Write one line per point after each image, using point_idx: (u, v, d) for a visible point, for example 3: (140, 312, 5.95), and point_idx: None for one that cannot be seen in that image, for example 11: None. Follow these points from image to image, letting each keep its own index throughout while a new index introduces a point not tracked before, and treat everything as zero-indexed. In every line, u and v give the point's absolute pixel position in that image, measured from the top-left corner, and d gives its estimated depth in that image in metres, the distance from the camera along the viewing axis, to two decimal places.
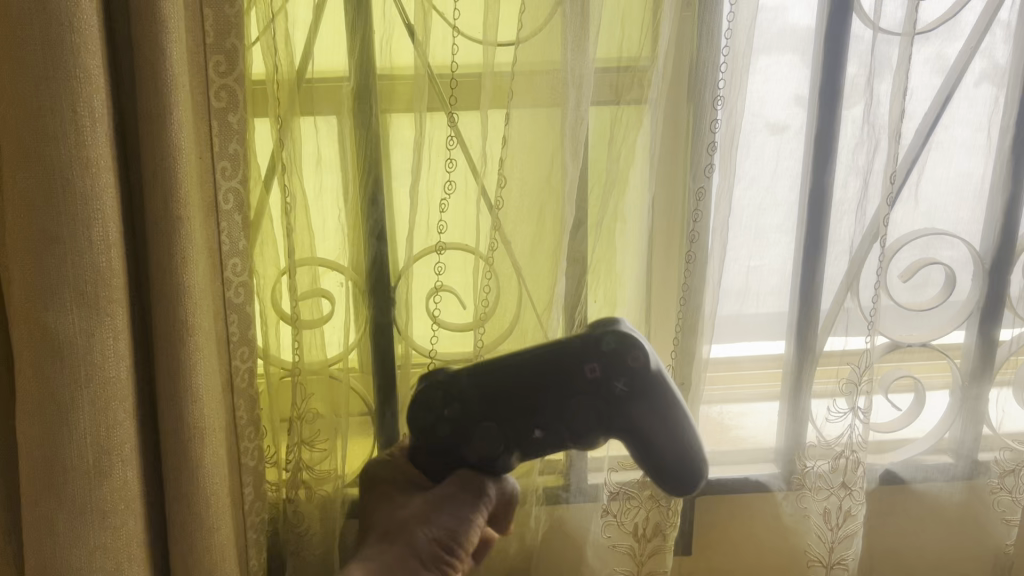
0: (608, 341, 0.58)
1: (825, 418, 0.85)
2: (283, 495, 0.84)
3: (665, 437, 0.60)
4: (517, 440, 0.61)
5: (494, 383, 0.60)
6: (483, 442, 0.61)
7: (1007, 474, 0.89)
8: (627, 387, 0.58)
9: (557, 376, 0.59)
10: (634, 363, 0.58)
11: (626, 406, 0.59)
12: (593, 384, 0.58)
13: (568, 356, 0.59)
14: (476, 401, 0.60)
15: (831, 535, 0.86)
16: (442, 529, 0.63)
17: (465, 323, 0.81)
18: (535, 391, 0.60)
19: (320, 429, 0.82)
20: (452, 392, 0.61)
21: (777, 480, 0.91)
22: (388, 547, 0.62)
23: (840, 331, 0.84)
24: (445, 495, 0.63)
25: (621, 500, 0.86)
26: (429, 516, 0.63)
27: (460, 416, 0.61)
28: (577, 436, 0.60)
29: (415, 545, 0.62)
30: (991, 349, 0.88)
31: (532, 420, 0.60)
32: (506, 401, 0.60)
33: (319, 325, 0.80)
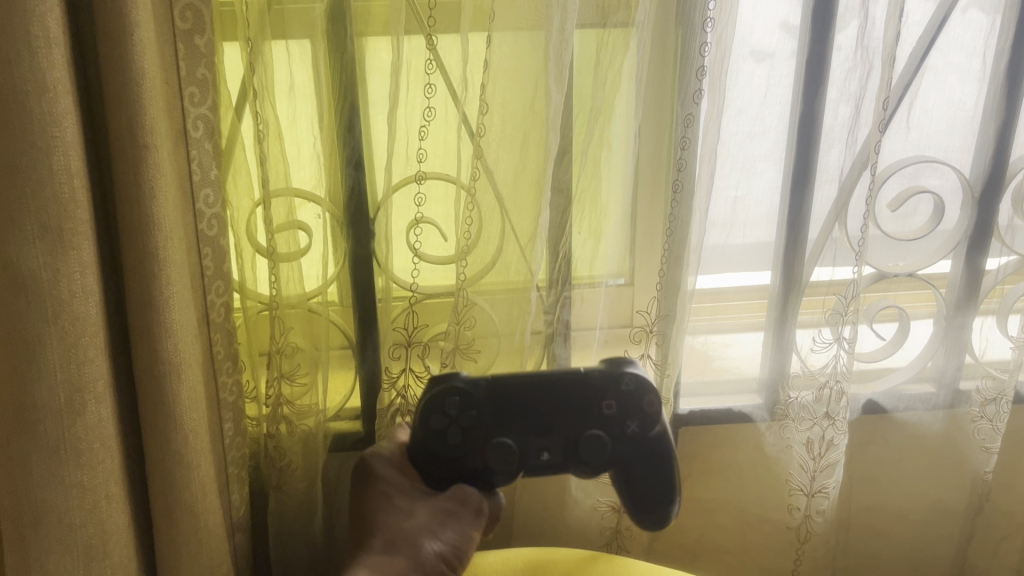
0: (628, 380, 0.63)
1: (809, 348, 0.85)
2: (263, 431, 0.83)
3: (645, 481, 0.66)
4: (523, 461, 0.64)
5: (514, 398, 0.63)
6: (494, 453, 0.63)
7: (988, 403, 0.89)
8: (638, 430, 0.64)
9: (574, 406, 0.63)
10: (647, 408, 0.64)
11: (627, 448, 0.64)
12: (609, 420, 0.63)
13: (587, 388, 0.63)
14: (490, 412, 0.63)
15: (813, 464, 0.87)
16: (446, 542, 0.65)
17: (445, 256, 0.79)
18: (552, 413, 0.63)
19: (300, 362, 0.81)
20: (471, 400, 0.63)
21: (760, 411, 0.91)
22: (393, 558, 0.64)
23: (827, 261, 0.83)
24: (447, 511, 0.65)
25: None
26: (435, 529, 0.65)
27: (476, 425, 0.63)
28: (581, 464, 0.64)
29: (423, 557, 0.64)
30: (977, 278, 0.87)
31: (543, 441, 0.63)
32: (522, 418, 0.63)
33: (297, 258, 0.78)
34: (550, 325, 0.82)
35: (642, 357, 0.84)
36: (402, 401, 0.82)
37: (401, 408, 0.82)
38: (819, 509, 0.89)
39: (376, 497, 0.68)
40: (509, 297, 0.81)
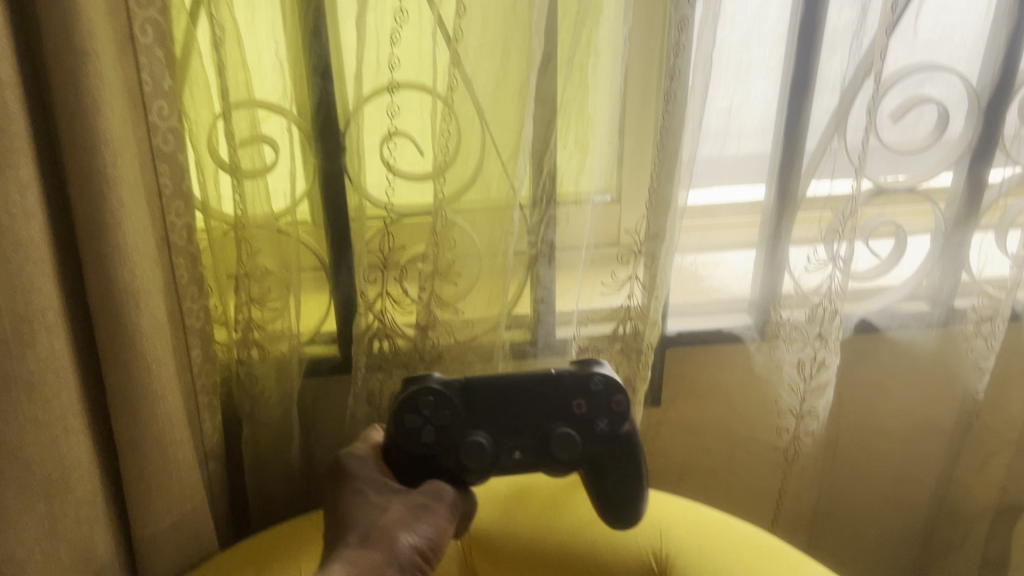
0: (598, 380, 0.61)
1: (803, 268, 0.82)
2: (234, 357, 0.79)
3: (617, 479, 0.64)
4: (495, 462, 0.61)
5: (486, 398, 0.61)
6: (466, 453, 0.60)
7: (984, 321, 0.86)
8: (609, 429, 0.61)
9: (543, 405, 0.61)
10: (617, 408, 0.61)
11: (598, 447, 0.62)
12: (579, 420, 0.61)
13: (557, 388, 0.61)
14: (463, 413, 0.61)
15: (803, 385, 0.85)
16: (421, 537, 0.59)
17: (421, 173, 0.74)
18: (523, 413, 0.61)
19: (270, 286, 0.76)
20: (445, 398, 0.60)
21: (750, 331, 0.88)
22: (369, 553, 0.58)
23: (825, 174, 0.78)
24: (421, 505, 0.60)
25: (591, 354, 0.84)
26: (409, 522, 0.59)
27: (450, 424, 0.60)
28: (553, 464, 0.61)
29: (398, 552, 0.58)
30: (977, 192, 0.84)
31: (514, 440, 0.61)
32: (494, 418, 0.61)
33: (262, 175, 0.72)
34: (534, 246, 0.79)
35: (630, 279, 0.80)
36: (379, 324, 0.78)
37: (377, 332, 0.79)
38: (808, 431, 0.87)
39: (347, 493, 0.63)
40: (490, 216, 0.76)
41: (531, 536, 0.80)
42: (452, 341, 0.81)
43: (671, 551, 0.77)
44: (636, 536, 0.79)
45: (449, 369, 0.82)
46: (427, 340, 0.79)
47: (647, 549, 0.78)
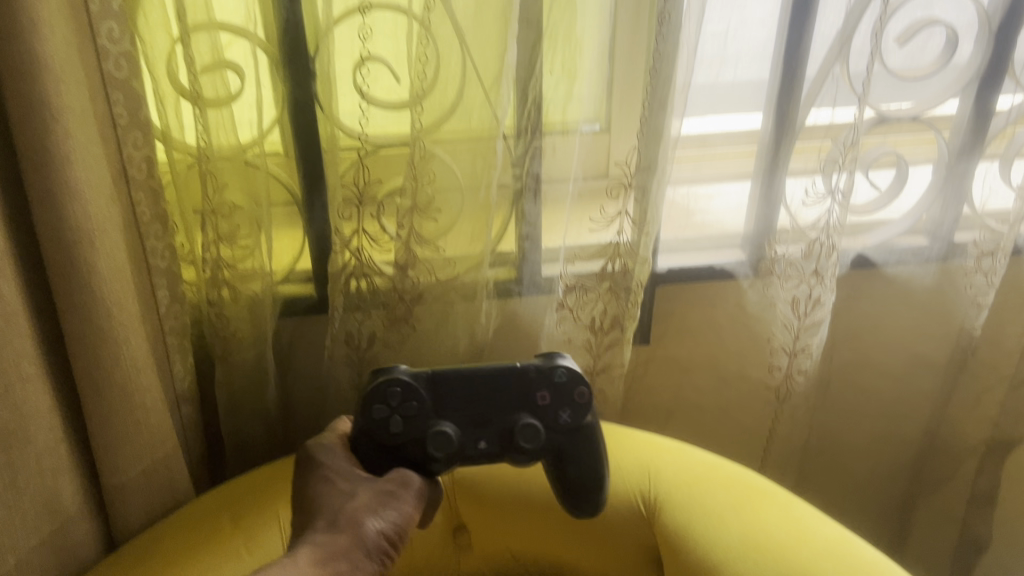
0: (562, 372, 0.59)
1: (801, 202, 0.78)
2: (203, 298, 0.75)
3: (580, 472, 0.61)
4: (460, 455, 0.58)
5: (451, 390, 0.58)
6: (433, 443, 0.57)
7: (985, 256, 0.83)
8: (573, 419, 0.59)
9: (507, 397, 0.59)
10: (581, 399, 0.59)
11: (561, 439, 0.59)
12: (543, 411, 0.59)
13: (520, 379, 0.59)
14: (430, 404, 0.58)
15: (797, 323, 0.82)
16: (389, 523, 0.54)
17: (399, 100, 0.69)
18: (487, 405, 0.58)
19: (239, 223, 0.72)
20: (413, 389, 0.57)
21: (744, 267, 0.84)
22: (333, 537, 0.53)
23: (826, 102, 0.74)
24: (387, 491, 0.55)
25: (577, 294, 0.79)
26: (376, 507, 0.54)
27: (418, 414, 0.57)
28: (518, 456, 0.59)
29: (365, 537, 0.53)
30: (983, 121, 0.80)
31: (479, 431, 0.58)
32: (459, 409, 0.58)
33: (226, 104, 0.67)
34: (518, 179, 0.75)
35: (619, 215, 0.75)
36: (356, 263, 0.74)
37: (354, 271, 0.75)
38: (801, 369, 0.85)
39: (308, 476, 0.58)
40: (473, 146, 0.72)
41: (519, 480, 0.78)
42: (433, 280, 0.77)
43: (660, 493, 0.76)
44: (624, 478, 0.77)
45: (431, 309, 0.79)
46: (407, 280, 0.76)
47: (635, 492, 0.76)
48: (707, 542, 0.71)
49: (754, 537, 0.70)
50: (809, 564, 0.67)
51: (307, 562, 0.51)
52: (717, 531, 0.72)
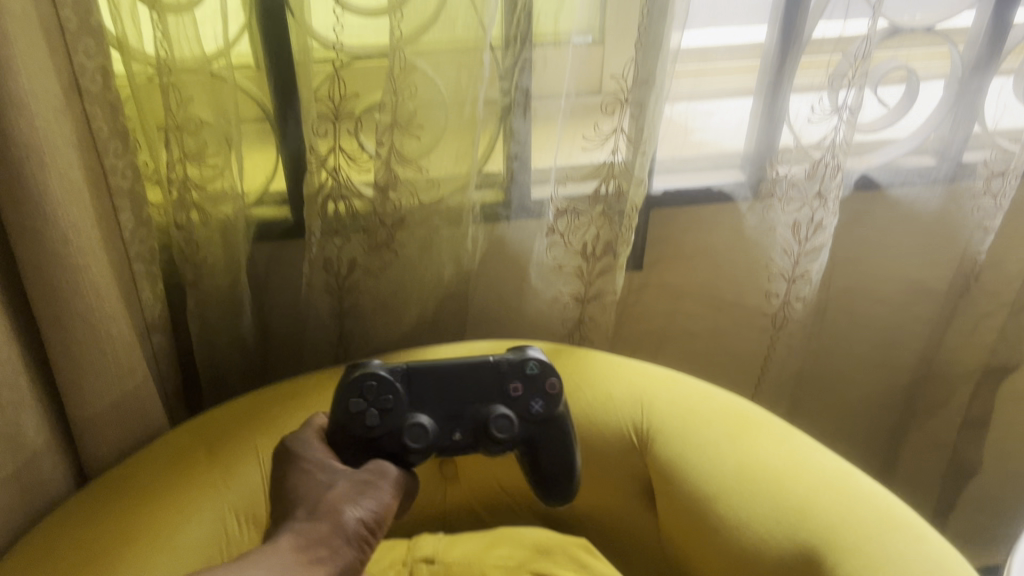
0: (533, 364, 0.57)
1: (805, 120, 0.73)
2: (170, 221, 0.71)
3: (552, 462, 0.59)
4: (435, 447, 0.56)
5: (425, 382, 0.56)
6: (409, 436, 0.54)
7: (995, 178, 0.80)
8: (546, 410, 0.57)
9: (480, 389, 0.57)
10: (554, 391, 0.57)
11: (534, 431, 0.57)
12: (516, 403, 0.56)
13: (492, 371, 0.57)
14: (404, 397, 0.55)
15: (797, 248, 0.79)
16: (369, 512, 0.50)
17: (377, 6, 0.63)
18: (460, 397, 0.56)
19: (207, 141, 0.67)
20: (389, 383, 0.55)
21: (742, 190, 0.81)
22: (312, 528, 0.48)
23: (838, 15, 0.68)
24: (365, 481, 0.52)
25: (570, 219, 0.75)
26: (354, 496, 0.50)
27: (394, 408, 0.55)
28: (492, 448, 0.56)
29: (344, 525, 0.49)
30: (1002, 34, 0.74)
31: (453, 423, 0.56)
32: (433, 402, 0.56)
33: (187, 11, 0.61)
34: (507, 95, 0.71)
35: (614, 132, 0.70)
36: (334, 183, 0.70)
37: (331, 192, 0.70)
38: (800, 296, 0.82)
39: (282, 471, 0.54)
40: (455, 61, 0.66)
41: None
42: (415, 202, 0.72)
43: (653, 424, 0.73)
44: (615, 411, 0.74)
45: (414, 233, 0.75)
46: (387, 203, 0.71)
47: (627, 423, 0.74)
48: (702, 474, 0.70)
49: (750, 469, 0.68)
50: (807, 498, 0.66)
51: (288, 547, 0.46)
52: (713, 463, 0.70)
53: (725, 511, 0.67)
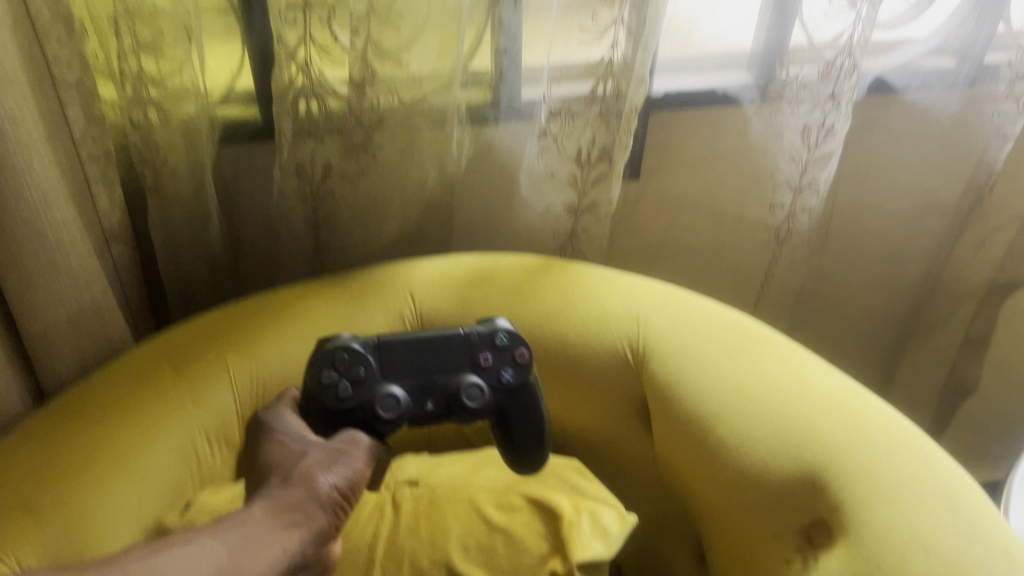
0: (502, 334, 0.55)
1: (820, 16, 0.66)
2: (125, 120, 0.65)
3: (524, 431, 0.57)
4: (407, 418, 0.53)
5: (394, 354, 0.54)
6: (381, 408, 0.52)
7: (1018, 81, 0.74)
8: (517, 381, 0.55)
9: (450, 360, 0.54)
10: (524, 360, 0.55)
11: (506, 401, 0.55)
12: (487, 373, 0.54)
13: (462, 343, 0.54)
14: (375, 369, 0.53)
15: (806, 155, 0.74)
16: (344, 477, 0.49)
17: None
18: (431, 368, 0.54)
19: (164, 31, 0.60)
20: (360, 355, 0.53)
21: (749, 92, 0.74)
22: (286, 493, 0.47)
23: None
24: (337, 449, 0.51)
25: (564, 120, 0.69)
26: (328, 462, 0.49)
27: (365, 378, 0.52)
28: (464, 418, 0.54)
29: (319, 491, 0.48)
30: None
31: (425, 393, 0.54)
32: (404, 373, 0.54)
33: None
34: None
35: (613, 24, 0.63)
36: (306, 80, 0.63)
37: (304, 90, 0.64)
38: (805, 208, 0.78)
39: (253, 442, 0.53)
40: None
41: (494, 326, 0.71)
42: (396, 101, 0.66)
43: (650, 342, 0.69)
44: (610, 328, 0.70)
45: (394, 134, 0.69)
46: (365, 101, 0.65)
47: (622, 341, 0.70)
48: (701, 394, 0.66)
49: (751, 388, 0.65)
50: (811, 418, 0.62)
51: (262, 515, 0.46)
52: (712, 381, 0.66)
53: (724, 432, 0.64)
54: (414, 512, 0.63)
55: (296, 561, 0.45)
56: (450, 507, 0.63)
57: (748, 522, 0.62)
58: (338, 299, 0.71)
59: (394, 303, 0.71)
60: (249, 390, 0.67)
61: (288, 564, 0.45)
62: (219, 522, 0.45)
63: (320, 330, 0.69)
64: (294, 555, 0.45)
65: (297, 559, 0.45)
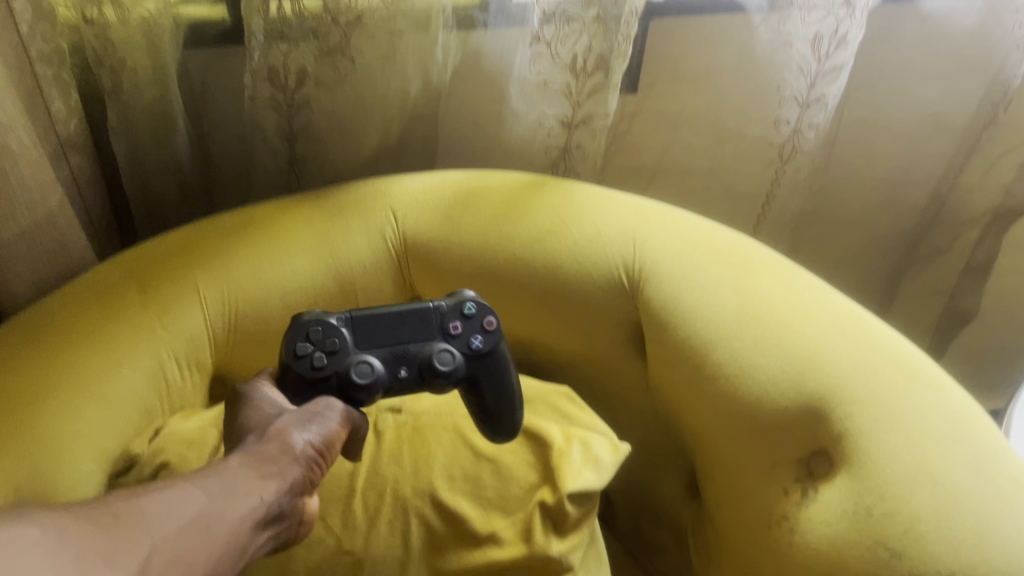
0: (470, 303, 0.54)
1: None
2: (78, 17, 0.59)
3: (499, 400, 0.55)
4: (380, 387, 0.51)
5: (366, 324, 0.53)
6: (355, 374, 0.50)
7: None
8: (487, 346, 0.53)
9: (420, 330, 0.53)
10: (491, 327, 0.54)
11: (478, 369, 0.54)
12: (457, 340, 0.53)
13: (430, 313, 0.53)
14: (347, 340, 0.52)
15: (816, 68, 0.69)
16: (319, 435, 0.48)
17: None
18: (402, 337, 0.53)
19: None
20: (334, 327, 0.51)
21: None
22: (261, 448, 0.46)
23: None
24: (310, 411, 0.49)
25: (558, 25, 0.63)
26: (301, 421, 0.48)
27: (339, 348, 0.51)
28: (438, 386, 0.52)
29: (293, 447, 0.46)
30: None
31: (397, 360, 0.52)
32: (376, 344, 0.52)
33: None
34: None
35: None
36: None
37: None
38: (812, 123, 0.74)
39: (231, 406, 0.51)
40: None
41: (481, 250, 0.67)
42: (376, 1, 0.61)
43: (646, 263, 0.65)
44: (605, 247, 0.66)
45: (374, 38, 0.63)
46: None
47: (617, 262, 0.66)
48: (700, 318, 0.62)
49: (753, 312, 0.61)
50: (815, 344, 0.59)
51: (236, 466, 0.44)
52: (712, 305, 0.62)
53: (723, 358, 0.61)
54: (398, 439, 0.59)
55: (271, 512, 0.44)
56: (434, 434, 0.60)
57: (745, 452, 0.60)
58: (314, 216, 0.66)
59: (374, 223, 0.67)
60: (220, 313, 0.62)
61: (261, 516, 0.43)
62: (194, 473, 0.44)
63: (295, 249, 0.64)
64: (268, 506, 0.44)
65: (271, 511, 0.44)
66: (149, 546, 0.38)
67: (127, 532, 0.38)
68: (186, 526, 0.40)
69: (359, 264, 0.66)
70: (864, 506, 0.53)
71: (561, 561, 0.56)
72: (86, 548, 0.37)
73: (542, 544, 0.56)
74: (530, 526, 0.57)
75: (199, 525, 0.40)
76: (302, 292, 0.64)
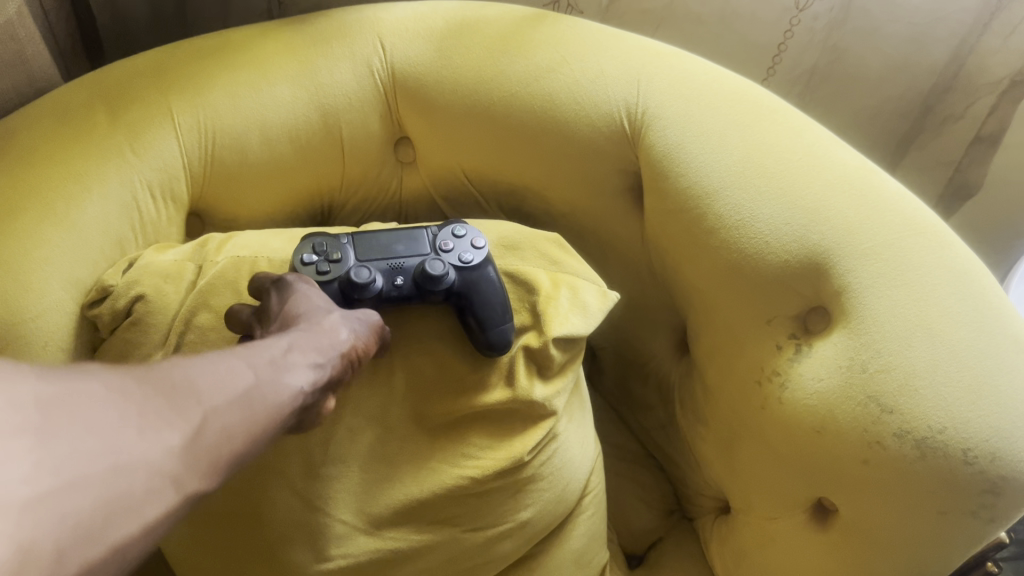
0: (461, 227, 0.57)
1: None
2: None
3: (491, 309, 0.54)
4: (379, 291, 0.54)
5: (366, 242, 0.56)
6: (355, 275, 0.53)
7: None
8: (477, 260, 0.55)
9: (413, 249, 0.56)
10: (479, 245, 0.56)
11: (469, 281, 0.55)
12: (448, 254, 0.55)
13: (424, 236, 0.57)
14: (350, 250, 0.55)
15: None
16: (360, 341, 0.50)
17: None
18: (398, 253, 0.55)
19: None
20: (338, 240, 0.55)
21: None
22: (313, 333, 0.47)
23: None
24: (356, 316, 0.51)
25: None
26: (348, 322, 0.50)
27: (341, 259, 0.54)
28: (432, 291, 0.54)
29: (341, 342, 0.48)
30: None
31: (395, 269, 0.55)
32: (375, 258, 0.55)
33: None
34: None
35: None
36: None
37: None
38: None
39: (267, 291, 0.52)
40: None
41: (473, 82, 0.63)
42: None
43: (650, 107, 0.61)
44: (607, 87, 0.62)
45: None
46: None
47: (619, 104, 0.62)
48: (703, 165, 0.59)
49: (760, 161, 0.58)
50: (821, 195, 0.57)
51: (286, 346, 0.44)
52: (716, 152, 0.59)
53: (725, 209, 0.58)
54: None
55: (304, 402, 0.43)
56: None
57: (736, 307, 0.58)
58: (296, 43, 0.62)
59: (360, 50, 0.63)
60: (197, 142, 0.59)
61: (298, 405, 0.43)
62: (237, 347, 0.43)
63: (276, 77, 0.60)
64: (304, 397, 0.43)
65: (304, 402, 0.43)
66: (201, 412, 0.37)
67: (182, 398, 0.37)
68: (237, 400, 0.39)
69: (346, 98, 0.62)
70: (859, 361, 0.52)
71: (544, 405, 0.56)
72: (143, 405, 0.35)
73: (525, 389, 0.55)
74: (514, 368, 0.55)
75: (246, 401, 0.39)
76: (281, 124, 0.60)
